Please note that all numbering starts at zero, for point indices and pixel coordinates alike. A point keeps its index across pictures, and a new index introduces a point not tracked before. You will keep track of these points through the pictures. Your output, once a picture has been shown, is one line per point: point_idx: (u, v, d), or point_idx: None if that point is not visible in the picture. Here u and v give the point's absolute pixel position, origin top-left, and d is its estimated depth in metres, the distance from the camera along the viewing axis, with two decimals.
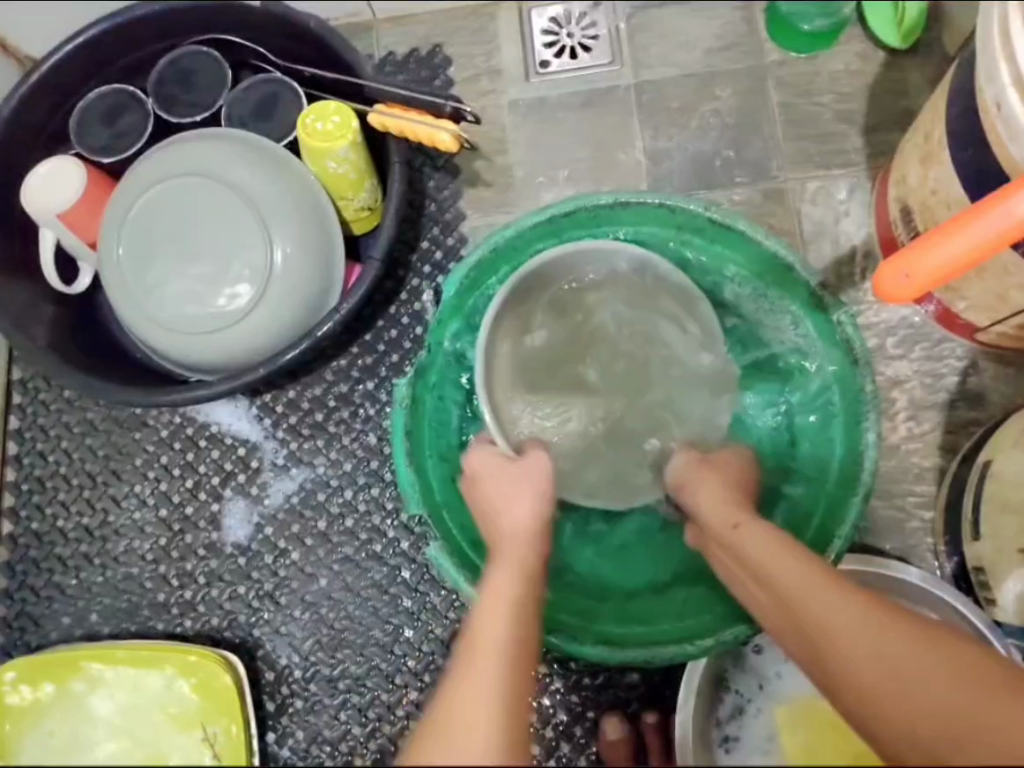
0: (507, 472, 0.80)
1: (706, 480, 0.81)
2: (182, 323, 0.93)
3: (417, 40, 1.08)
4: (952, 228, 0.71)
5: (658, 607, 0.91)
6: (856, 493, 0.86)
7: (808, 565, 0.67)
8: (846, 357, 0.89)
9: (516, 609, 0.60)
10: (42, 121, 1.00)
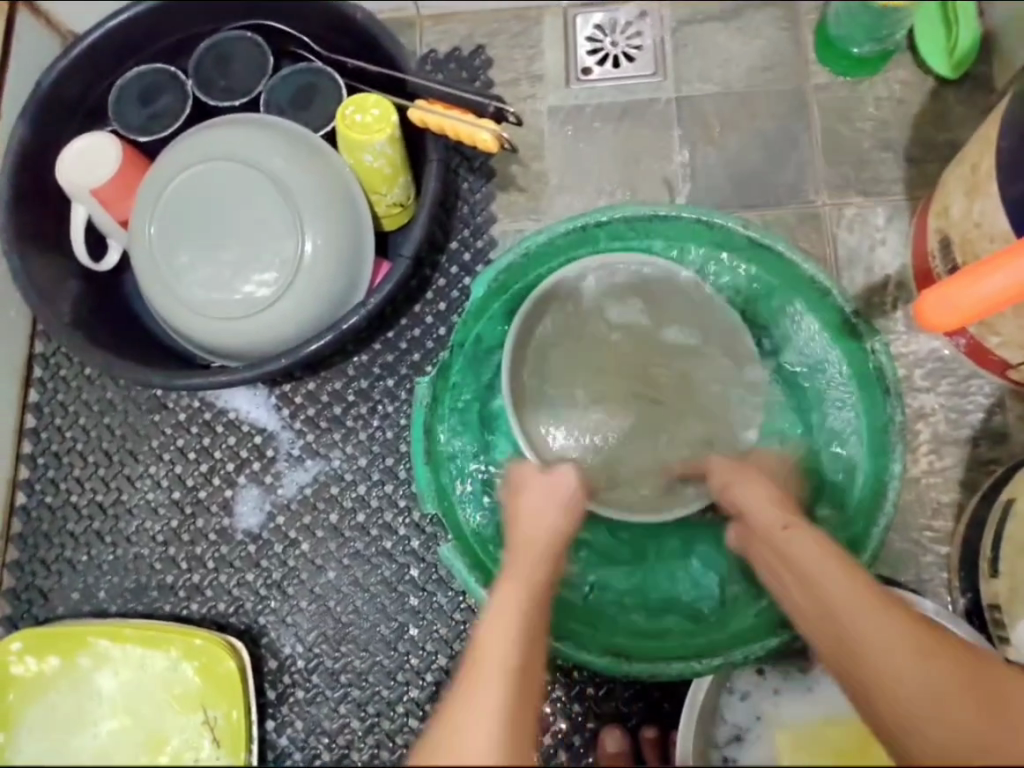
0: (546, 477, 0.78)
1: (749, 484, 0.78)
2: (208, 307, 0.92)
3: (459, 39, 1.07)
4: (1001, 259, 0.71)
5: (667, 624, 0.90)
6: (878, 522, 0.86)
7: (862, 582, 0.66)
8: (876, 385, 0.90)
9: (523, 628, 0.58)
10: (80, 96, 1.00)
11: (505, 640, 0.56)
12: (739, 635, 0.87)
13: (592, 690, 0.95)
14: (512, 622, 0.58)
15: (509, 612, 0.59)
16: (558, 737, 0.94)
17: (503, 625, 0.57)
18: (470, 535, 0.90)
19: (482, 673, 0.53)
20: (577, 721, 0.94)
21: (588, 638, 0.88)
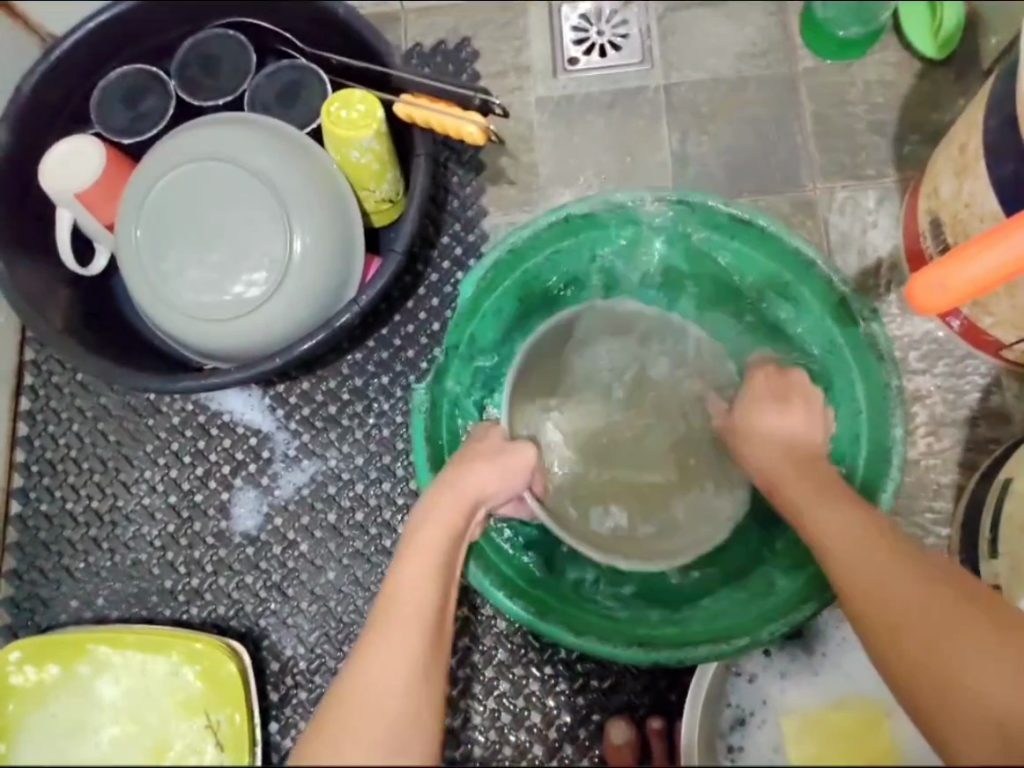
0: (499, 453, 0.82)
1: (762, 439, 0.82)
2: (198, 310, 0.92)
3: (445, 32, 1.06)
4: (986, 240, 0.71)
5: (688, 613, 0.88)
6: (883, 493, 0.83)
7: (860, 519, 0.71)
8: (870, 353, 0.87)
9: (432, 573, 0.67)
10: (62, 99, 0.99)
11: (411, 595, 0.65)
12: (759, 615, 0.85)
13: (596, 682, 0.95)
14: (421, 567, 0.67)
15: (422, 561, 0.68)
16: (563, 730, 0.94)
17: (409, 576, 0.66)
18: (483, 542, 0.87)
19: (392, 620, 0.63)
20: (583, 713, 0.94)
21: (613, 631, 0.85)
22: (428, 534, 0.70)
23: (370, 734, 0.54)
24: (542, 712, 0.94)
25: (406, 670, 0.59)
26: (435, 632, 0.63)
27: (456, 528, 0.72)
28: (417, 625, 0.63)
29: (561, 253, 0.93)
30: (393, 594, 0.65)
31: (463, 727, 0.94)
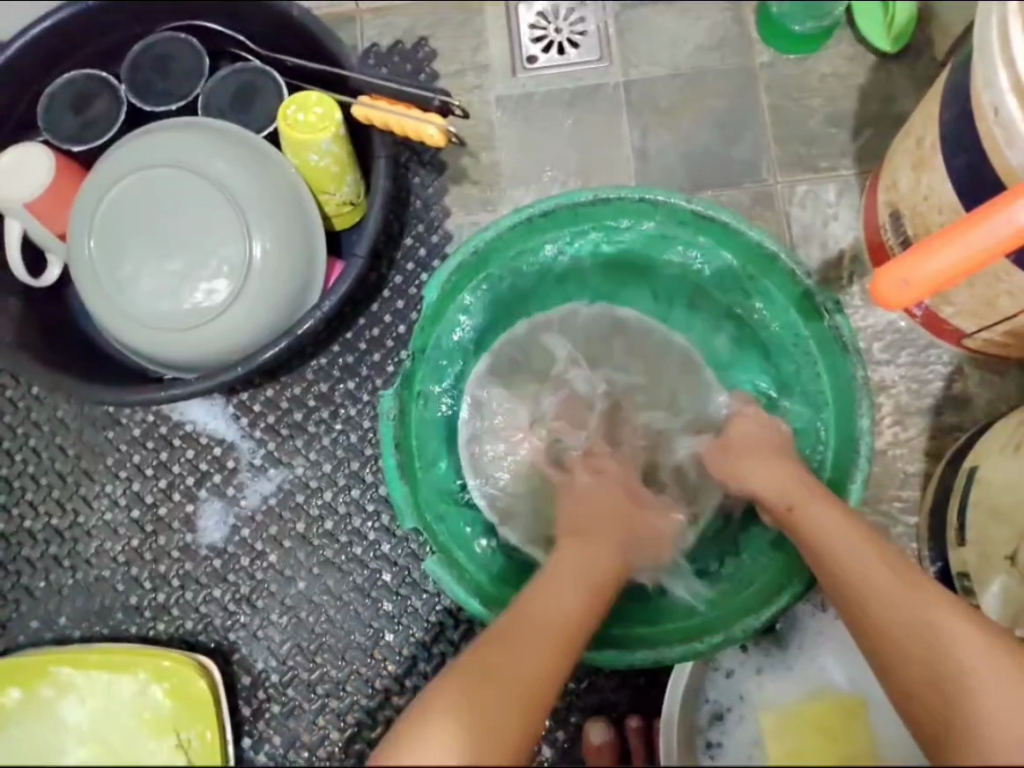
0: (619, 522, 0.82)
1: (768, 469, 0.82)
2: (157, 321, 0.90)
3: (401, 31, 1.05)
4: (950, 235, 0.69)
5: (665, 609, 0.88)
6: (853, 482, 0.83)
7: (864, 539, 0.72)
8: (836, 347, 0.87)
9: (579, 600, 0.70)
10: (7, 107, 0.96)
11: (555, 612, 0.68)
12: (736, 612, 0.85)
13: (574, 684, 0.94)
14: (566, 586, 0.71)
15: (570, 587, 0.71)
16: (542, 733, 0.93)
17: (553, 591, 0.70)
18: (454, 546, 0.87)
19: (543, 624, 0.66)
20: (561, 717, 0.93)
21: (588, 634, 0.84)
22: (590, 567, 0.74)
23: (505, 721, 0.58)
24: None
25: (548, 661, 0.63)
26: (575, 644, 0.67)
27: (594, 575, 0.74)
28: (557, 636, 0.66)
29: (522, 252, 0.92)
30: (541, 604, 0.68)
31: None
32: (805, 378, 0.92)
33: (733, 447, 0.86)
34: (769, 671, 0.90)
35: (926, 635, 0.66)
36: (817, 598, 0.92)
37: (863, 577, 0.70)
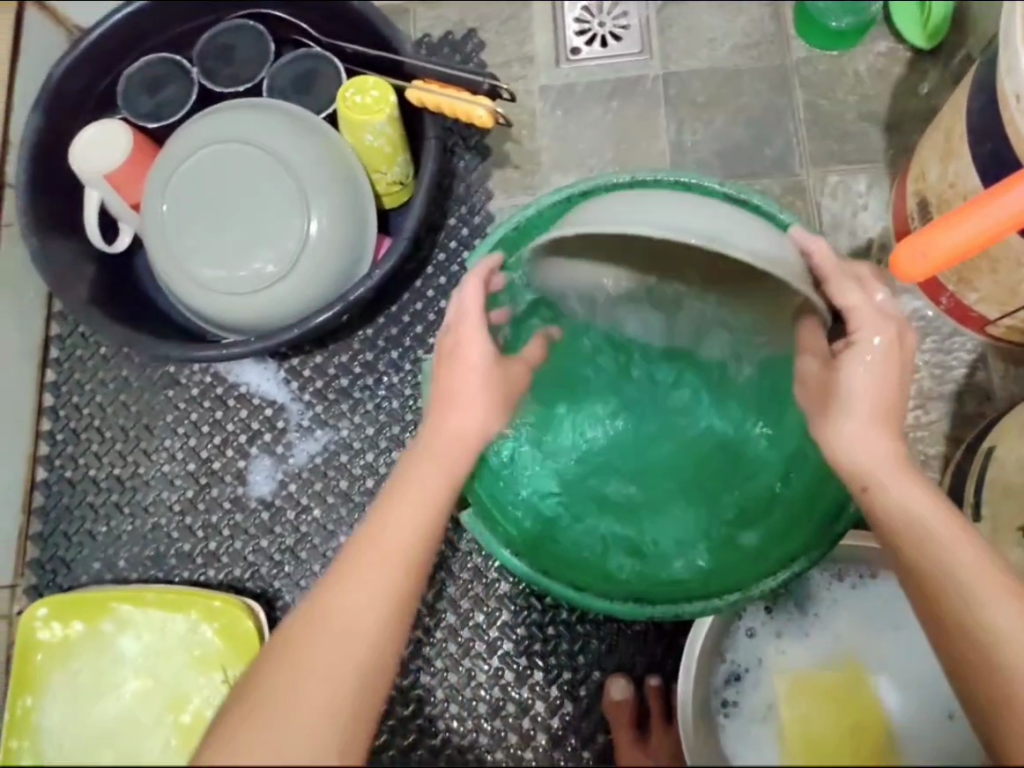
0: (457, 373, 0.71)
1: (877, 436, 0.65)
2: (220, 284, 0.96)
3: (452, 24, 1.12)
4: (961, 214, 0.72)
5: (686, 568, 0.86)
6: None
7: (948, 523, 0.63)
8: None
9: (414, 531, 0.64)
10: (88, 86, 1.03)
11: (387, 549, 0.62)
12: (756, 572, 0.82)
13: (596, 643, 0.98)
14: (404, 512, 0.65)
15: (407, 515, 0.65)
16: (564, 688, 0.98)
17: (388, 522, 0.64)
18: (487, 500, 0.86)
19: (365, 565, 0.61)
20: (582, 674, 0.98)
21: (609, 588, 0.83)
22: (443, 457, 0.69)
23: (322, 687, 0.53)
24: (543, 671, 0.98)
25: (373, 603, 0.59)
26: (410, 577, 0.62)
27: (438, 484, 0.67)
28: (385, 574, 0.61)
29: None
30: (387, 519, 0.64)
31: (469, 711, 0.98)
32: None
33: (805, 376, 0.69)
34: (791, 637, 0.91)
35: (981, 642, 0.61)
36: (832, 569, 0.92)
37: (951, 577, 0.62)
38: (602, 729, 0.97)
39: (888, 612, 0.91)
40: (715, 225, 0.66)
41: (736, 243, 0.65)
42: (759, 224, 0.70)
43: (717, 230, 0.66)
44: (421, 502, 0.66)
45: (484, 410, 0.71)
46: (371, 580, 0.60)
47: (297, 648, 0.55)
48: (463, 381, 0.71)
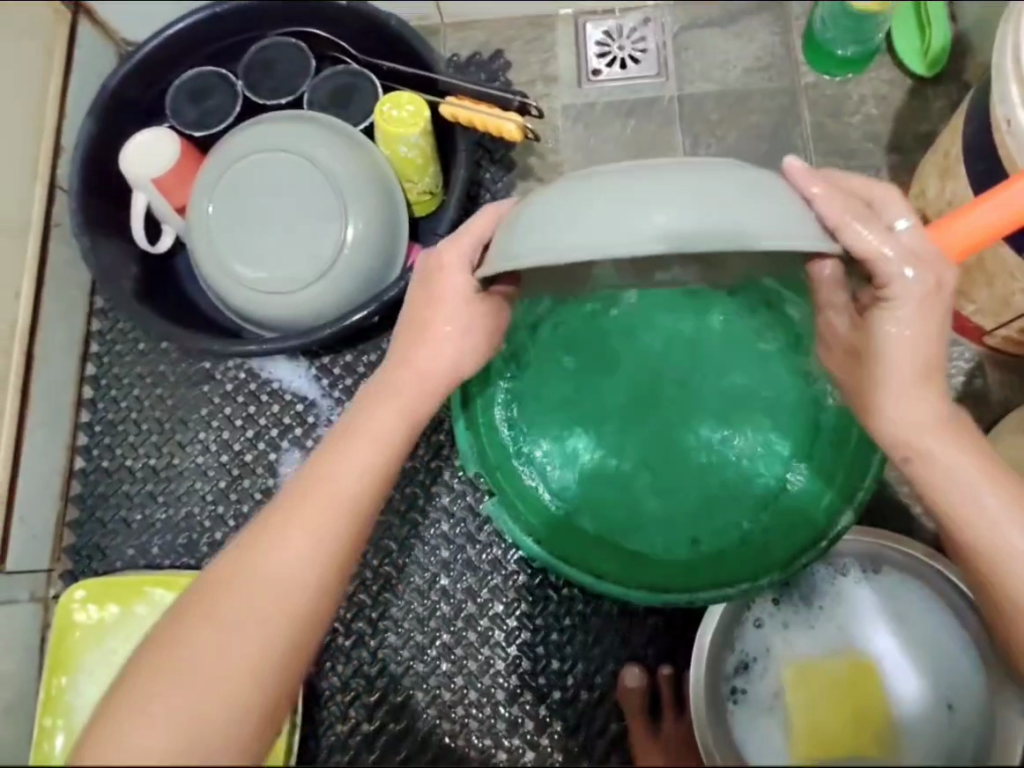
0: (419, 326, 0.76)
1: (921, 395, 0.68)
2: (260, 284, 1.02)
3: (479, 45, 1.19)
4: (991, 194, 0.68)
5: (700, 560, 0.91)
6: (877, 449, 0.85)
7: (995, 490, 0.68)
8: None
9: (353, 486, 0.71)
10: (138, 96, 1.10)
11: (324, 502, 0.69)
12: (763, 565, 0.87)
13: (610, 634, 1.03)
14: (345, 468, 0.71)
15: (348, 471, 0.71)
16: (579, 678, 1.02)
17: (330, 476, 0.71)
18: (515, 496, 0.93)
19: (300, 515, 0.68)
20: (596, 664, 1.02)
21: (626, 575, 0.89)
22: (388, 416, 0.74)
23: (243, 631, 0.60)
24: (558, 660, 1.02)
25: (304, 555, 0.66)
26: (345, 530, 0.68)
27: (383, 446, 0.73)
28: (318, 527, 0.67)
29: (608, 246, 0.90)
30: (332, 469, 0.71)
31: (486, 696, 1.02)
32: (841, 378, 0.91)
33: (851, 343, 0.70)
34: (796, 623, 0.96)
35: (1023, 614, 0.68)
36: (835, 564, 0.97)
37: (994, 531, 0.68)
38: (615, 717, 1.00)
39: (887, 601, 0.95)
40: (732, 209, 0.59)
41: (759, 233, 0.59)
42: (779, 195, 0.62)
43: (731, 219, 0.58)
44: (362, 461, 0.72)
45: (437, 367, 0.77)
46: (305, 528, 0.67)
47: (222, 591, 0.62)
48: (419, 332, 0.76)
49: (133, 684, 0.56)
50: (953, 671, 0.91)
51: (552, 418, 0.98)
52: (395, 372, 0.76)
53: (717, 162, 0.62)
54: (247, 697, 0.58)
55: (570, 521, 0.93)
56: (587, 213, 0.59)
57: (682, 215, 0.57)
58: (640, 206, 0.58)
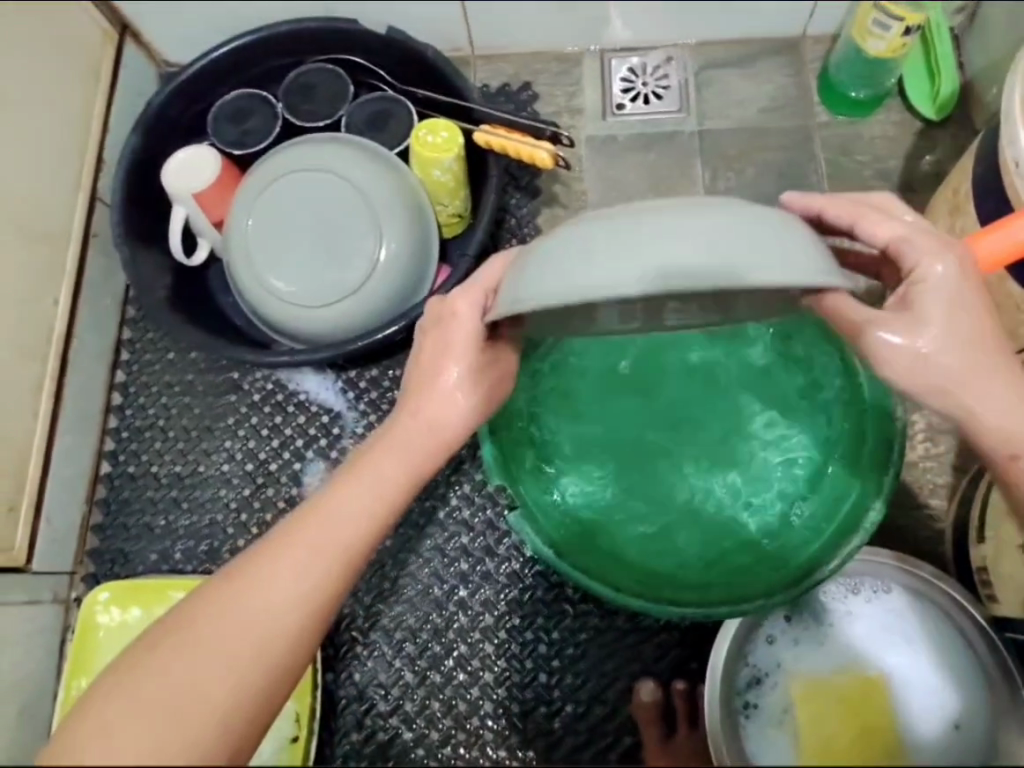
0: (433, 363, 0.79)
1: (997, 384, 0.71)
2: (293, 296, 1.05)
3: (508, 77, 1.24)
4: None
5: (715, 577, 0.93)
6: (889, 470, 0.87)
7: None
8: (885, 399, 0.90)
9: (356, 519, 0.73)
10: (180, 115, 1.15)
11: (325, 530, 0.72)
12: (775, 582, 0.89)
13: (625, 649, 1.03)
14: (350, 502, 0.74)
15: (353, 505, 0.74)
16: (594, 692, 1.02)
17: (336, 507, 0.74)
18: (535, 505, 0.94)
19: (302, 539, 0.71)
20: (611, 679, 1.03)
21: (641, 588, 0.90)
22: (394, 457, 0.77)
23: (231, 642, 0.62)
24: (574, 675, 1.03)
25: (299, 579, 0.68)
26: (341, 561, 0.71)
27: (387, 485, 0.76)
28: (316, 553, 0.70)
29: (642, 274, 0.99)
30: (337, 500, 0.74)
31: (501, 709, 1.02)
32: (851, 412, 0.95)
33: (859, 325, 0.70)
34: (808, 639, 0.97)
35: None
36: (847, 582, 0.99)
37: None
38: (628, 731, 1.01)
39: (897, 621, 0.97)
40: (741, 254, 0.60)
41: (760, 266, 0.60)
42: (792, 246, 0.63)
43: (736, 255, 0.60)
44: (366, 497, 0.75)
45: (445, 412, 0.79)
46: (303, 552, 0.70)
47: (216, 602, 0.65)
48: (431, 367, 0.79)
49: (119, 674, 0.59)
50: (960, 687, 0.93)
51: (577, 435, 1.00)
52: (400, 417, 0.80)
53: (739, 207, 0.64)
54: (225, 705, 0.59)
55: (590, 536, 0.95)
56: (603, 249, 0.60)
57: (692, 251, 0.59)
58: (656, 239, 0.59)
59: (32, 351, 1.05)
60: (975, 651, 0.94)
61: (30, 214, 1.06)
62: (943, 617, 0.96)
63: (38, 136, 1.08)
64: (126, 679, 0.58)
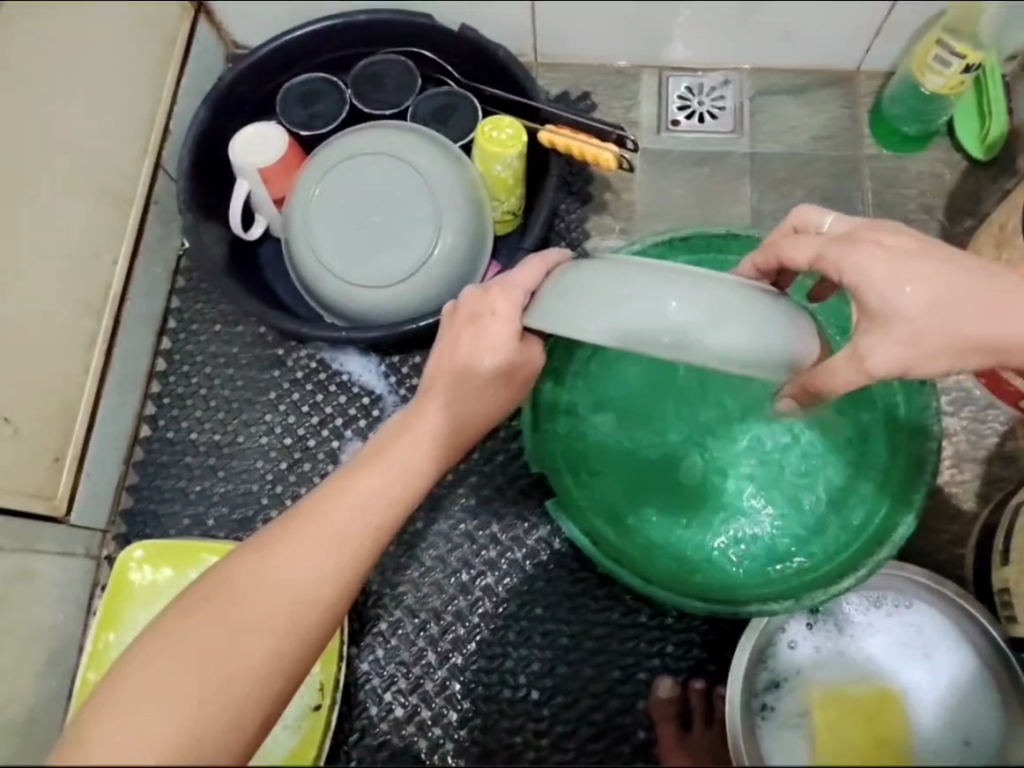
0: (462, 349, 0.78)
1: None
2: (347, 274, 1.08)
3: (569, 85, 1.28)
4: None
5: (743, 579, 0.96)
6: (925, 481, 0.92)
7: None
8: (919, 431, 0.94)
9: (376, 505, 0.73)
10: (248, 94, 1.18)
11: (345, 514, 0.71)
12: (805, 587, 0.92)
13: (645, 646, 1.05)
14: (371, 487, 0.74)
15: (374, 490, 0.74)
16: (612, 686, 1.03)
17: (355, 491, 0.73)
18: (574, 495, 0.98)
19: (320, 522, 0.70)
20: (630, 674, 1.04)
21: (673, 583, 0.93)
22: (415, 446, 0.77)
23: (251, 621, 0.62)
24: (595, 667, 1.04)
25: (321, 561, 0.68)
26: (361, 545, 0.71)
27: (407, 471, 0.76)
28: (335, 537, 0.70)
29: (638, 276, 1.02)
30: (357, 484, 0.74)
31: (520, 695, 1.03)
32: (886, 429, 0.97)
33: (867, 344, 0.70)
34: (828, 648, 0.99)
35: None
36: (870, 596, 1.01)
37: None
38: (642, 726, 1.02)
39: (918, 639, 0.98)
40: (724, 329, 0.69)
41: (720, 345, 0.69)
42: (790, 328, 0.72)
43: (707, 330, 0.69)
44: (385, 482, 0.74)
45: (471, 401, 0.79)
46: (322, 536, 0.69)
47: (234, 581, 0.64)
48: (462, 355, 0.78)
49: (141, 648, 0.58)
50: (975, 706, 0.95)
51: (614, 429, 1.01)
52: (422, 412, 0.79)
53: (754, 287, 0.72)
54: (248, 684, 0.59)
55: (621, 527, 0.98)
56: (617, 291, 0.70)
57: (689, 314, 0.69)
58: (657, 294, 0.69)
59: (87, 309, 1.08)
60: (988, 669, 0.97)
61: (98, 177, 1.09)
62: (962, 635, 0.98)
63: (111, 103, 1.11)
64: (147, 654, 0.58)
